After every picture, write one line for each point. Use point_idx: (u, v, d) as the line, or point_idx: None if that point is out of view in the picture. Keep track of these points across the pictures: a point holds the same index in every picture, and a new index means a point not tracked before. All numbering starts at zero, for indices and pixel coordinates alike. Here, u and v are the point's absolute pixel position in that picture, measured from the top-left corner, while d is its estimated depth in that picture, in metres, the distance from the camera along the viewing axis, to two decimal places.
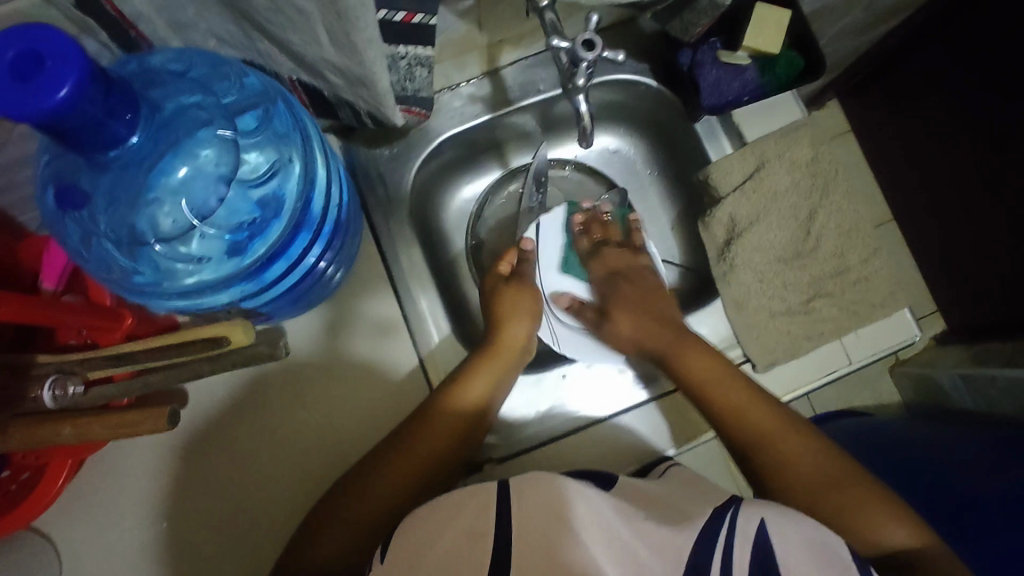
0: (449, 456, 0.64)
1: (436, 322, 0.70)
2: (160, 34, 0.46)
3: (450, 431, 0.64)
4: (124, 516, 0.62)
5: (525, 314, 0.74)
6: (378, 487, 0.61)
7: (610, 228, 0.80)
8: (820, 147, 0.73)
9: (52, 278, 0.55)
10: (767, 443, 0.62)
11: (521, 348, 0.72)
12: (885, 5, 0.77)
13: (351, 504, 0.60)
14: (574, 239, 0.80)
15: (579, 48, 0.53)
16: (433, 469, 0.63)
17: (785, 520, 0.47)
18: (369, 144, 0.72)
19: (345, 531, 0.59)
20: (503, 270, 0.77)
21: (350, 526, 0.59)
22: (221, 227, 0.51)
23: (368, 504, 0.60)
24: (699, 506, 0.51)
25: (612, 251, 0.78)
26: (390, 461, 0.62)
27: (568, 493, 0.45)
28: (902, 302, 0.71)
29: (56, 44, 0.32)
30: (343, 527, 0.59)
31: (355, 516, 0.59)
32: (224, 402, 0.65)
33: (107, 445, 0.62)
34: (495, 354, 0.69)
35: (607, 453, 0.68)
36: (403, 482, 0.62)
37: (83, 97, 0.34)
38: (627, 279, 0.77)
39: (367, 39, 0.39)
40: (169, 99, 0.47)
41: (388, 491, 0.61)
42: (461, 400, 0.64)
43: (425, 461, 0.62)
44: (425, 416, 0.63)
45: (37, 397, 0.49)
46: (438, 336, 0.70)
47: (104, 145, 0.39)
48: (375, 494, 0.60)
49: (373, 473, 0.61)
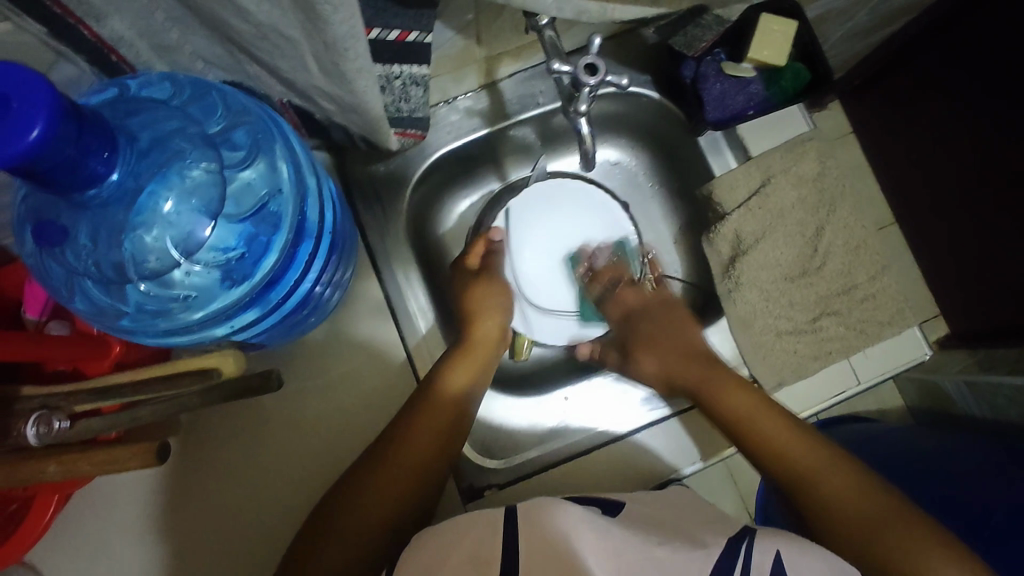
0: (440, 461, 0.60)
1: (424, 317, 0.70)
2: (143, 58, 0.45)
3: (436, 431, 0.60)
4: (111, 552, 0.59)
5: (501, 309, 0.71)
6: (372, 497, 0.57)
7: (620, 266, 0.77)
8: (827, 160, 0.72)
9: (35, 308, 0.54)
10: (769, 452, 0.60)
11: (497, 342, 0.69)
12: (890, 11, 0.76)
13: (344, 514, 0.55)
14: (585, 288, 0.77)
15: (582, 73, 0.51)
16: (421, 479, 0.59)
17: (798, 547, 0.45)
18: (364, 160, 0.70)
19: (342, 546, 0.54)
20: (472, 264, 0.73)
21: (350, 539, 0.55)
22: (210, 262, 0.49)
23: (366, 515, 0.56)
24: (710, 531, 0.48)
25: (627, 291, 0.75)
26: (380, 468, 0.58)
27: (569, 522, 0.42)
28: (911, 319, 0.70)
29: (25, 85, 0.31)
30: (344, 540, 0.54)
31: (355, 529, 0.55)
32: (218, 430, 0.63)
33: (94, 478, 0.59)
34: (470, 347, 0.66)
35: (612, 477, 0.67)
36: (399, 498, 0.58)
37: (54, 137, 0.32)
38: (643, 315, 0.73)
39: (358, 69, 0.38)
40: (146, 128, 0.44)
41: (383, 501, 0.57)
42: (439, 400, 0.62)
43: (416, 469, 0.59)
44: (409, 418, 0.60)
45: (19, 435, 0.43)
46: (425, 326, 0.70)
47: (83, 183, 0.37)
48: (368, 505, 0.56)
49: (365, 481, 0.57)
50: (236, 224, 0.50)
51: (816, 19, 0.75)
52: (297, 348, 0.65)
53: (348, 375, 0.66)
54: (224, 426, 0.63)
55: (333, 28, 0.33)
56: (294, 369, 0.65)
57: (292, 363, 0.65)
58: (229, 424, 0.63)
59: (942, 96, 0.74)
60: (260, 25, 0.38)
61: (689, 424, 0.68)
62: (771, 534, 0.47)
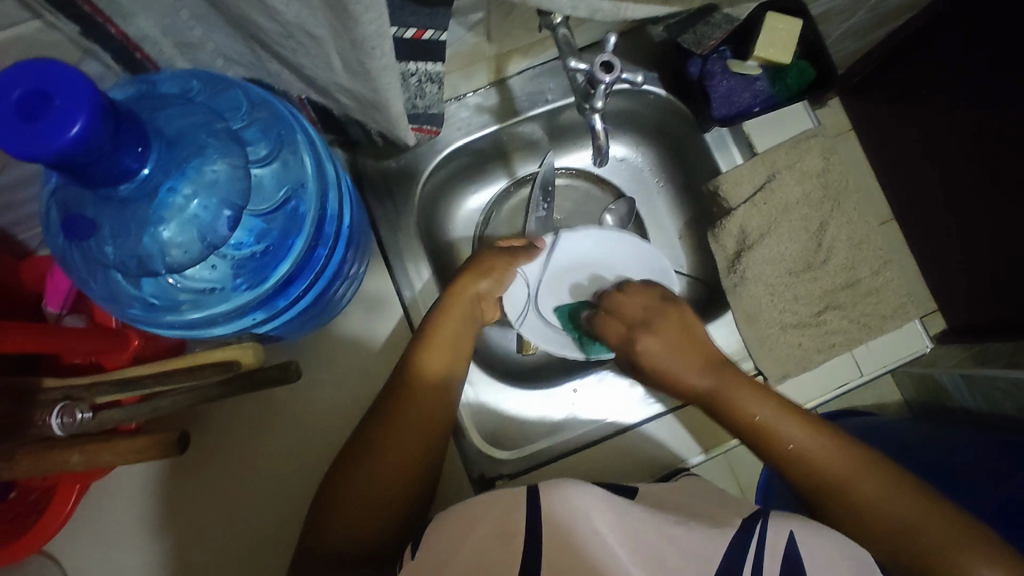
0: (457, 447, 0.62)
1: (418, 276, 0.71)
2: (165, 55, 0.47)
3: (432, 403, 0.60)
4: (132, 538, 0.61)
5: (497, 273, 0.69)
6: (380, 470, 0.57)
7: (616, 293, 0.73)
8: (830, 157, 0.73)
9: (56, 301, 0.55)
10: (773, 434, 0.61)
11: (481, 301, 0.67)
12: (892, 8, 0.77)
13: (354, 487, 0.56)
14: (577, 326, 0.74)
15: (598, 70, 0.52)
16: (424, 451, 0.59)
17: (813, 532, 0.46)
18: (375, 157, 0.71)
19: (359, 517, 0.56)
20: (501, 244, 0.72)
21: (366, 510, 0.56)
22: (233, 256, 0.51)
23: (381, 486, 0.57)
24: (719, 514, 0.50)
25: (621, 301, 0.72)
26: (392, 441, 0.57)
27: (580, 507, 0.43)
28: (913, 314, 0.71)
29: (68, 84, 0.32)
30: (360, 508, 0.56)
31: (370, 501, 0.56)
32: (234, 422, 0.64)
33: (112, 469, 0.60)
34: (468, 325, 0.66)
35: (623, 464, 0.68)
36: (407, 471, 0.58)
37: (92, 134, 0.33)
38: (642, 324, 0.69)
39: (382, 67, 0.39)
40: (171, 123, 0.44)
41: (400, 475, 0.58)
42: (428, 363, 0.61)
43: (423, 443, 0.59)
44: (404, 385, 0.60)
45: (44, 423, 0.45)
46: (421, 282, 0.71)
47: (116, 179, 0.38)
48: (378, 477, 0.57)
49: (368, 456, 0.57)
50: (254, 220, 0.51)
51: (820, 17, 0.76)
52: (309, 342, 0.66)
53: (359, 366, 0.67)
54: (239, 417, 0.64)
55: (363, 27, 0.34)
56: (306, 363, 0.66)
57: (304, 357, 0.66)
58: (242, 415, 0.64)
59: (943, 92, 0.75)
60: (286, 24, 0.39)
61: (697, 416, 0.70)
62: (784, 515, 0.47)
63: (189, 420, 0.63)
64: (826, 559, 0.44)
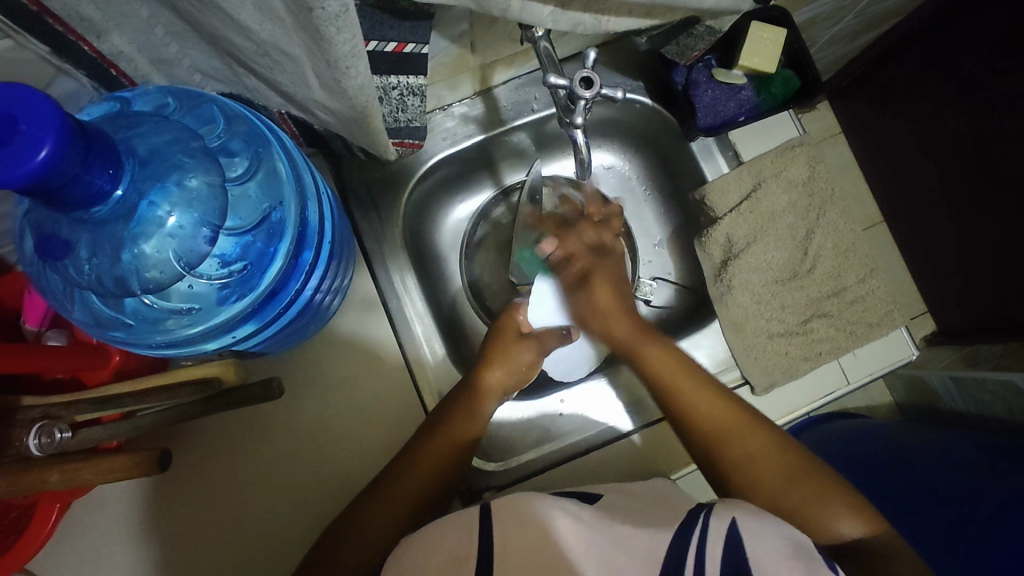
0: (463, 455, 0.62)
1: (430, 345, 0.71)
2: (142, 71, 0.47)
3: (474, 418, 0.63)
4: (114, 557, 0.60)
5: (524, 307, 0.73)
6: (408, 482, 0.59)
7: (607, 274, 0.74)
8: (816, 165, 0.73)
9: (35, 317, 0.54)
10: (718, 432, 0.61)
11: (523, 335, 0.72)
12: (875, 16, 0.77)
13: (378, 505, 0.58)
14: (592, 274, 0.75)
15: (578, 85, 0.52)
16: (443, 470, 0.61)
17: (758, 519, 0.45)
18: (360, 167, 0.71)
19: (370, 534, 0.57)
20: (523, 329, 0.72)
21: (380, 523, 0.57)
22: (213, 275, 0.50)
23: (391, 507, 0.58)
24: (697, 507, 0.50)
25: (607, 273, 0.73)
26: (416, 456, 0.60)
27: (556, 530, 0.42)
28: (899, 321, 0.71)
29: (35, 107, 0.32)
30: (371, 528, 0.57)
31: (384, 518, 0.58)
32: (218, 438, 0.63)
33: (93, 488, 0.59)
34: (506, 348, 0.69)
35: (612, 474, 0.68)
36: (421, 491, 0.60)
37: (62, 157, 0.33)
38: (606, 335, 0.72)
39: (358, 85, 0.39)
40: (146, 140, 0.44)
41: (415, 488, 0.59)
42: (486, 381, 0.66)
43: (441, 466, 0.61)
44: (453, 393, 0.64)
45: (21, 443, 0.44)
46: (432, 356, 0.70)
47: (90, 201, 0.38)
48: (400, 493, 0.59)
49: (404, 471, 0.59)
50: (236, 236, 0.51)
51: (803, 24, 0.75)
52: (295, 355, 0.66)
53: (346, 380, 0.66)
54: (223, 433, 0.63)
55: (336, 48, 0.34)
56: (290, 376, 0.65)
57: (290, 371, 0.65)
58: (228, 432, 0.63)
59: (929, 99, 0.75)
60: (261, 43, 0.38)
61: None
62: (727, 507, 0.47)
63: (172, 436, 0.62)
64: (776, 543, 0.42)
